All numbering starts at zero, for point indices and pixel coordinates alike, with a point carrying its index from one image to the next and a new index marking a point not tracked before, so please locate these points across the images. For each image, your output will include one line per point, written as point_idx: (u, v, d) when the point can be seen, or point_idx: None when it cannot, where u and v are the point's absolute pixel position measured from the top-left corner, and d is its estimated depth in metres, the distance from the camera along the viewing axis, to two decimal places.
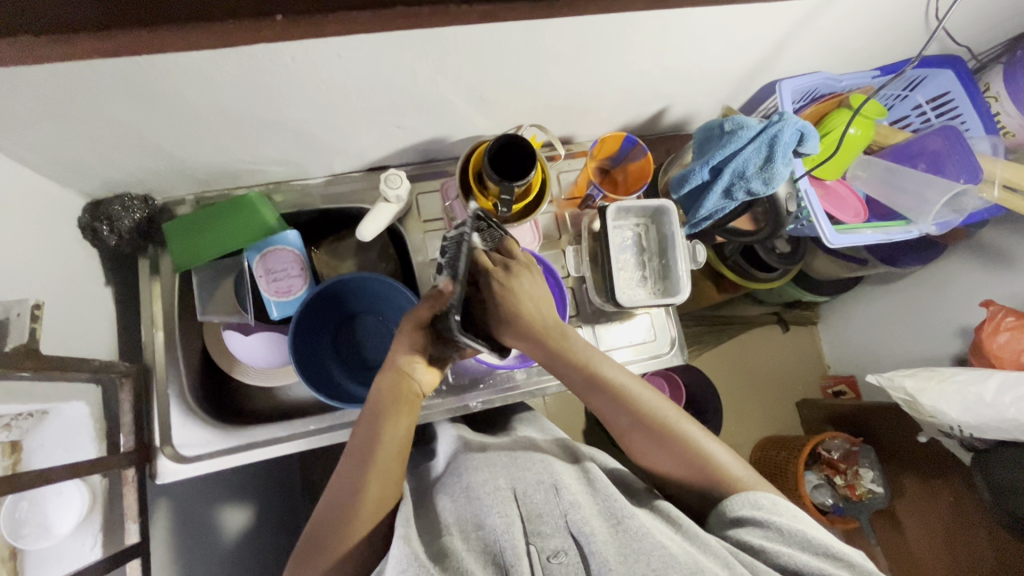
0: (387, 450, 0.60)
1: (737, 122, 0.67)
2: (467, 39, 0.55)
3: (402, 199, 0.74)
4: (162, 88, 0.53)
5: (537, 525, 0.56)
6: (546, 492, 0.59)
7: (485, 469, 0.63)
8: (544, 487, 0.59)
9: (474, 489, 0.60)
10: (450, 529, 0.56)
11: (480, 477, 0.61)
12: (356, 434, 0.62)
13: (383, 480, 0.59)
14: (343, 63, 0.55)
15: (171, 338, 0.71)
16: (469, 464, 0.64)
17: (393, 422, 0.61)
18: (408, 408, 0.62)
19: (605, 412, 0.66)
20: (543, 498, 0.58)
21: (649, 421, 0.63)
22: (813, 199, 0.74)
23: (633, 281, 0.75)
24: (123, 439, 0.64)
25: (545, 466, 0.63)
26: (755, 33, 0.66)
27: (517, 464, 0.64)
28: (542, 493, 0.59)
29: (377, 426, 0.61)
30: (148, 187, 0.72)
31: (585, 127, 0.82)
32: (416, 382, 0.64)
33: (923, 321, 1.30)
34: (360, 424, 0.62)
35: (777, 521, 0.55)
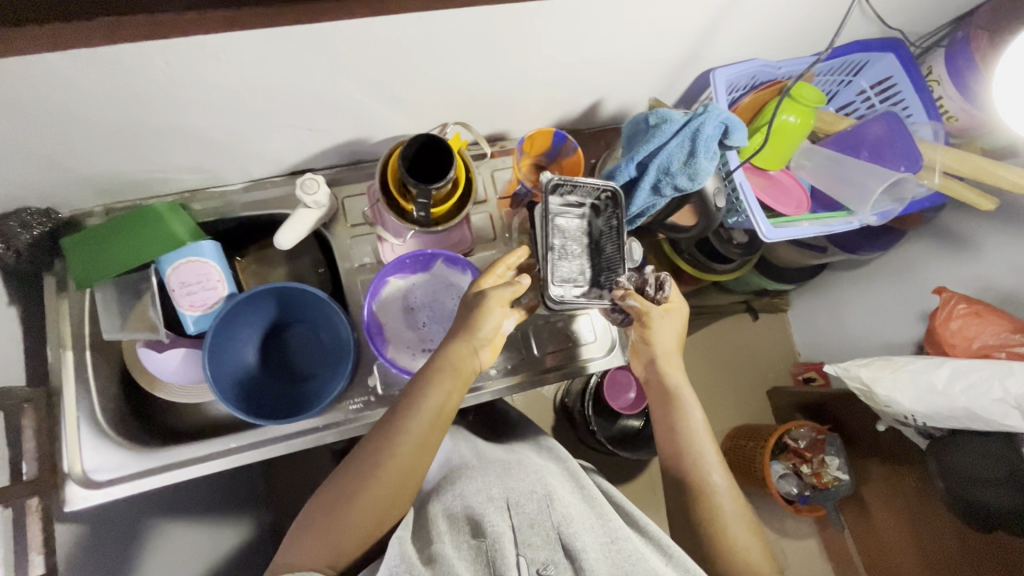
0: (430, 411, 0.60)
1: (660, 116, 0.64)
2: (358, 36, 0.52)
3: (321, 204, 0.71)
4: (27, 98, 0.49)
5: (528, 536, 0.55)
6: (538, 502, 0.58)
7: (479, 480, 0.62)
8: (537, 498, 0.59)
9: (469, 498, 0.59)
10: (442, 536, 0.56)
11: (474, 486, 0.61)
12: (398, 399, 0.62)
13: (417, 454, 0.59)
14: (228, 66, 0.52)
15: (83, 358, 0.68)
16: (463, 476, 0.64)
17: (443, 393, 0.61)
18: (460, 384, 0.62)
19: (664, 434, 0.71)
20: (535, 508, 0.58)
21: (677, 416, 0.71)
22: (748, 194, 0.72)
23: (572, 277, 0.70)
24: (27, 466, 0.61)
25: (538, 478, 0.63)
26: (676, 20, 0.63)
27: (509, 475, 0.63)
28: (533, 503, 0.58)
29: (427, 397, 0.60)
30: (51, 200, 0.68)
31: (517, 122, 0.79)
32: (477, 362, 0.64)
33: (886, 308, 1.29)
34: (408, 386, 0.62)
35: None
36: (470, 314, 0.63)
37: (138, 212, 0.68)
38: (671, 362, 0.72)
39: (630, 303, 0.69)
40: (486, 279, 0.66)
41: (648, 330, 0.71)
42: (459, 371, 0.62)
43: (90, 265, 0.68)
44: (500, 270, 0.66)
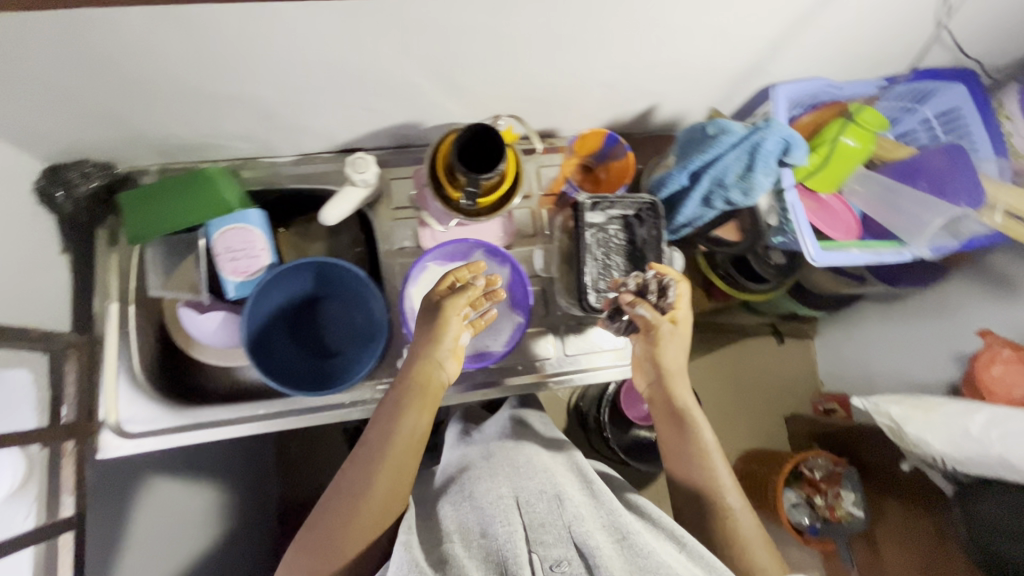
0: (405, 434, 0.60)
1: (720, 126, 0.62)
2: (427, 17, 0.52)
3: (369, 183, 0.71)
4: (105, 53, 0.51)
5: (540, 535, 0.55)
6: (549, 502, 0.58)
7: (489, 479, 0.63)
8: (547, 498, 0.59)
9: (477, 498, 0.59)
10: (453, 536, 0.56)
11: (482, 486, 0.61)
12: (371, 424, 0.62)
13: (395, 475, 0.59)
14: (296, 37, 0.52)
15: (124, 312, 0.70)
16: (472, 473, 0.65)
17: (411, 415, 0.61)
18: (429, 402, 0.63)
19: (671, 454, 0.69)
20: (546, 508, 0.58)
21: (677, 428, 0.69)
22: (799, 212, 0.69)
23: (610, 285, 0.72)
24: (64, 410, 0.63)
25: (548, 476, 0.62)
26: (746, 30, 0.62)
27: (519, 472, 0.63)
28: (544, 503, 0.58)
29: (398, 421, 0.61)
30: (109, 156, 0.70)
31: (568, 121, 0.78)
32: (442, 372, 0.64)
33: (920, 345, 1.25)
34: (378, 414, 0.62)
35: None
36: (431, 323, 0.63)
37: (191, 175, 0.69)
38: (676, 378, 0.70)
39: (641, 311, 0.68)
40: (437, 290, 0.65)
41: (657, 346, 0.70)
42: (425, 388, 0.63)
43: (143, 222, 0.69)
44: (450, 281, 0.65)
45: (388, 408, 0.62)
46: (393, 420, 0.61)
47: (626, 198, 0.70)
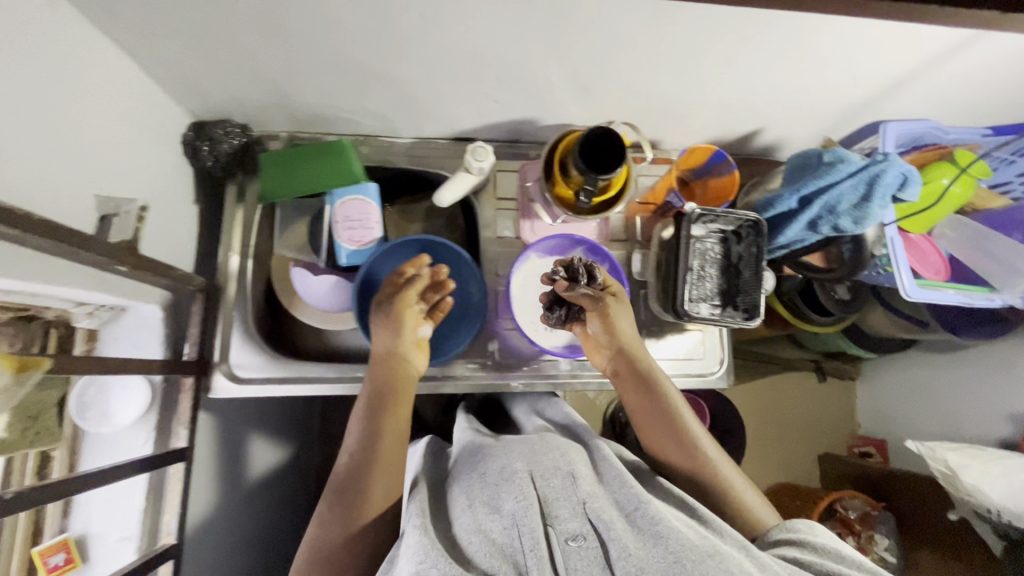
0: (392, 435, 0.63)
1: (836, 155, 0.64)
2: (590, 21, 0.55)
3: (483, 171, 0.74)
4: (293, 23, 0.55)
5: (553, 509, 0.53)
6: (562, 478, 0.56)
7: (502, 456, 0.59)
8: (561, 475, 0.56)
9: (489, 475, 0.57)
10: (465, 512, 0.54)
11: (496, 464, 0.58)
12: (352, 430, 0.64)
13: (390, 465, 0.61)
14: (465, 27, 0.56)
15: (243, 264, 0.74)
16: (488, 451, 0.62)
17: (392, 413, 0.64)
18: (404, 397, 0.66)
19: (657, 442, 0.68)
20: (560, 484, 0.55)
21: (661, 413, 0.67)
22: (897, 248, 0.72)
23: (703, 295, 0.74)
24: (187, 348, 0.67)
25: (562, 454, 0.60)
26: (876, 66, 0.64)
27: (535, 450, 0.60)
28: (558, 479, 0.56)
29: (378, 418, 0.63)
30: (249, 117, 0.74)
31: (674, 134, 0.81)
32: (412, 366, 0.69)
33: (973, 398, 1.24)
34: (361, 409, 0.65)
35: (813, 539, 0.55)
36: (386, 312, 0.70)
37: (322, 145, 0.74)
38: (639, 349, 0.71)
39: (580, 293, 0.69)
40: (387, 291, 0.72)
41: (611, 320, 0.70)
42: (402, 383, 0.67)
43: (275, 184, 0.74)
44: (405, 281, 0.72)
45: (370, 400, 0.65)
46: (377, 415, 0.64)
47: (737, 213, 0.71)
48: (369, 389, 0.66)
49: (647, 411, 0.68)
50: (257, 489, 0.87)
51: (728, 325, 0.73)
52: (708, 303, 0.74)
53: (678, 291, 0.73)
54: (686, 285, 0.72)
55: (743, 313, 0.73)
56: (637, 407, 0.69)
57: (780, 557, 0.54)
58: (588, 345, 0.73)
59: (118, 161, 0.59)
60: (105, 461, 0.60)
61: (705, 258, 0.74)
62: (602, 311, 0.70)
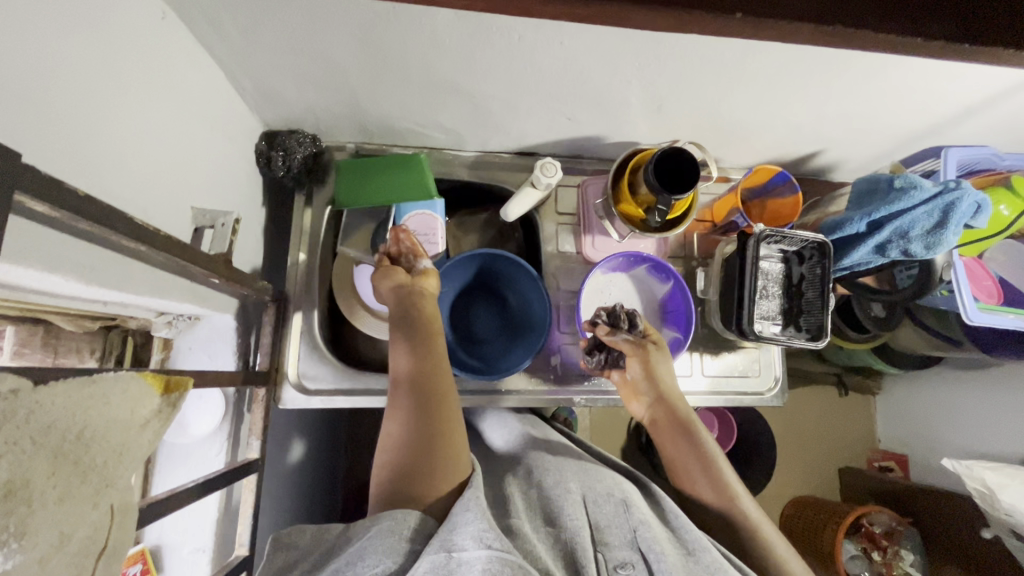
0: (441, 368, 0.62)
1: (909, 181, 0.65)
2: (686, 48, 0.56)
3: (549, 187, 0.75)
4: (390, 41, 0.55)
5: (604, 535, 0.57)
6: (616, 505, 0.61)
7: (560, 475, 0.65)
8: (615, 502, 0.61)
9: (548, 491, 0.62)
10: (519, 515, 0.57)
11: (554, 482, 0.63)
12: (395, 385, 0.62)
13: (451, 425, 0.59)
14: (561, 51, 0.57)
15: (310, 275, 0.75)
16: (543, 466, 0.67)
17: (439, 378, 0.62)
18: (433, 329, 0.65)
19: (684, 477, 0.68)
20: (613, 510, 0.60)
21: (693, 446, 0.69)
22: (960, 273, 0.73)
23: (766, 314, 0.75)
24: (259, 359, 0.67)
25: (617, 485, 0.65)
26: (950, 96, 0.65)
27: (589, 475, 0.66)
28: (611, 505, 0.61)
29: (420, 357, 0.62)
30: (319, 128, 0.74)
31: (734, 154, 0.82)
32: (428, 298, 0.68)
33: (1001, 418, 1.25)
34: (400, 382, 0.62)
35: None
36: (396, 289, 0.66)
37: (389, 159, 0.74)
38: (675, 399, 0.72)
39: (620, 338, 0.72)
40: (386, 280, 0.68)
41: (648, 363, 0.72)
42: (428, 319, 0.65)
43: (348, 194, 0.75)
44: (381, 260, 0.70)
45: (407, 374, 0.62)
46: (424, 383, 0.61)
47: (800, 233, 0.71)
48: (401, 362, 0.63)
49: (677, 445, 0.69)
50: (309, 499, 0.87)
51: (794, 345, 0.73)
52: (773, 321, 0.75)
53: (743, 310, 0.73)
54: (752, 303, 0.73)
55: (805, 333, 0.74)
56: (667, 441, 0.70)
57: None
58: (625, 391, 0.75)
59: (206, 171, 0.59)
60: (182, 473, 0.61)
61: (769, 277, 0.75)
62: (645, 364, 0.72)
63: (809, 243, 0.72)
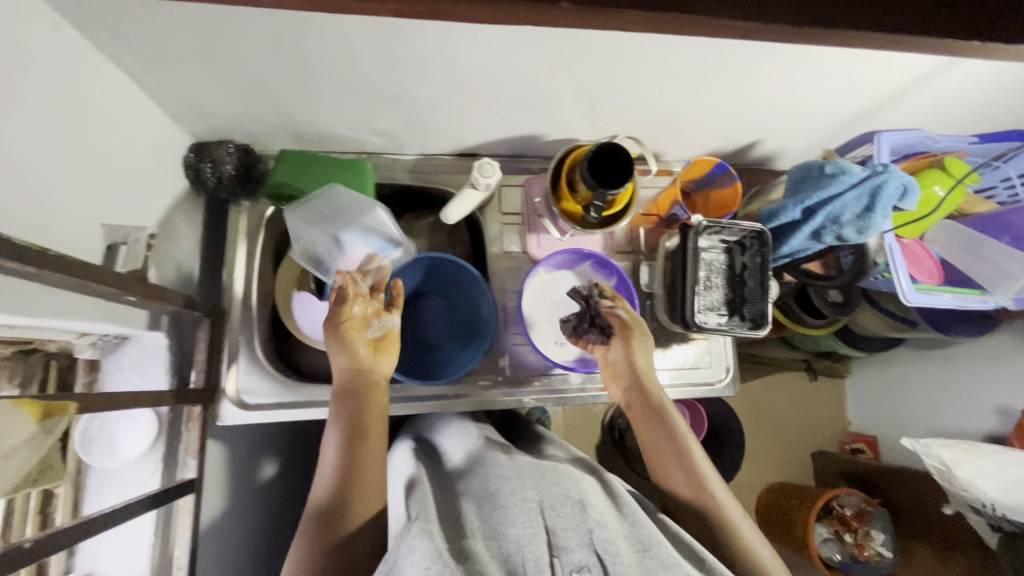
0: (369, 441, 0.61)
1: (839, 167, 0.66)
2: (604, 43, 0.56)
3: (490, 188, 0.74)
4: (301, 47, 0.54)
5: (561, 539, 0.53)
6: (572, 507, 0.57)
7: (514, 479, 0.60)
8: (572, 503, 0.57)
9: (501, 498, 0.57)
10: (473, 533, 0.54)
11: (508, 487, 0.58)
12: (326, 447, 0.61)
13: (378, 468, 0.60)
14: (479, 50, 0.56)
15: (248, 287, 0.73)
16: (496, 471, 0.62)
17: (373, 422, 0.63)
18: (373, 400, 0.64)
19: (660, 465, 0.68)
20: (570, 513, 0.56)
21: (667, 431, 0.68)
22: (895, 255, 0.73)
23: (711, 306, 0.75)
24: (194, 376, 0.66)
25: (574, 484, 0.61)
26: (875, 82, 0.66)
27: (545, 477, 0.61)
28: (568, 507, 0.57)
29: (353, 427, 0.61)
30: (251, 137, 0.73)
31: (676, 147, 0.83)
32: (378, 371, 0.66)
33: (964, 396, 1.27)
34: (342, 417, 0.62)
35: None
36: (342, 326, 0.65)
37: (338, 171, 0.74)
38: (651, 382, 0.70)
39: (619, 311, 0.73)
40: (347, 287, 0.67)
41: (630, 344, 0.71)
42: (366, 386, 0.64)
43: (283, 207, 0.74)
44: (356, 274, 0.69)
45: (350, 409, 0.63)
46: (359, 427, 0.62)
47: (739, 223, 0.72)
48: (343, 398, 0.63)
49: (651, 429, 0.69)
50: (265, 515, 0.85)
51: (737, 335, 0.74)
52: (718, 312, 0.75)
53: (687, 301, 0.73)
54: (695, 294, 0.73)
55: (749, 323, 0.74)
56: (644, 424, 0.69)
57: None
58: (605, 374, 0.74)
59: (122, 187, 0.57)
60: (112, 498, 0.59)
61: (712, 268, 0.75)
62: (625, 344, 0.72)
63: (746, 233, 0.73)
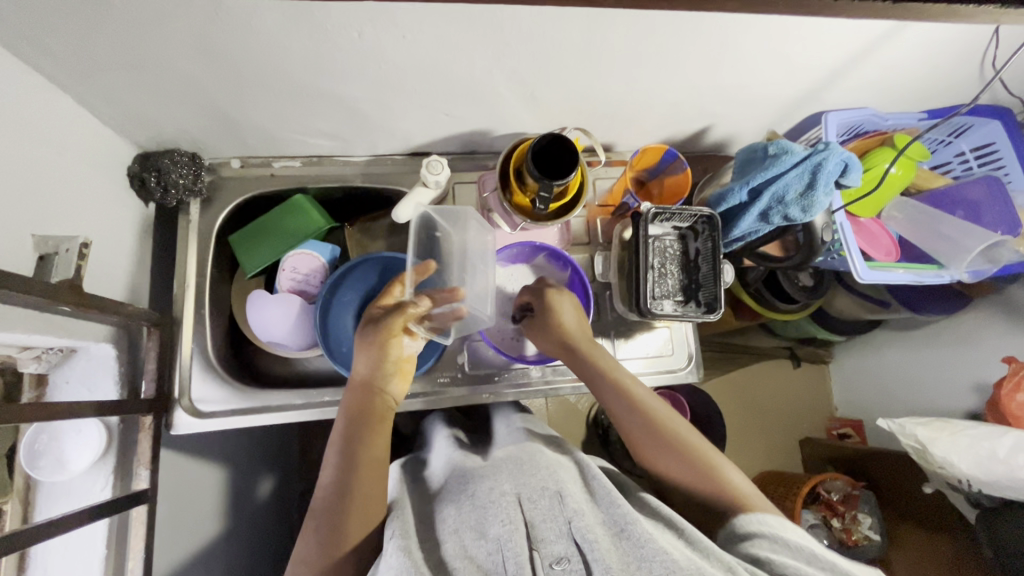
0: (367, 453, 0.60)
1: (781, 146, 0.67)
2: (529, 31, 0.56)
3: (441, 186, 0.75)
4: (229, 48, 0.54)
5: (540, 532, 0.53)
6: (550, 499, 0.56)
7: (490, 476, 0.60)
8: (549, 494, 0.57)
9: (478, 497, 0.56)
10: (450, 537, 0.54)
11: (485, 485, 0.58)
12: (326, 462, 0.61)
13: (367, 479, 0.59)
14: (406, 44, 0.56)
15: (201, 296, 0.74)
16: (476, 472, 0.61)
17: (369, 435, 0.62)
18: (379, 422, 0.63)
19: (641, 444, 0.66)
20: (547, 504, 0.56)
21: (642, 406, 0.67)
22: (848, 234, 0.74)
23: (666, 292, 0.74)
24: (145, 385, 0.66)
25: (551, 474, 0.60)
26: (811, 61, 0.66)
27: (522, 471, 0.61)
28: (545, 499, 0.56)
29: (352, 443, 0.61)
30: (198, 146, 0.73)
31: (627, 137, 0.83)
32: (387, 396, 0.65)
33: (934, 376, 1.20)
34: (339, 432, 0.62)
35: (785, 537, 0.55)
36: (378, 341, 0.64)
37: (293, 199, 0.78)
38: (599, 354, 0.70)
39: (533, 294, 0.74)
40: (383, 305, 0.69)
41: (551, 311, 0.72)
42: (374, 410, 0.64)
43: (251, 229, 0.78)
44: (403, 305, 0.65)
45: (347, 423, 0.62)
46: (353, 440, 0.61)
47: (691, 208, 0.71)
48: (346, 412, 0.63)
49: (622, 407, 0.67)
50: (239, 525, 0.85)
51: (690, 320, 0.73)
52: (671, 299, 0.75)
53: (639, 288, 0.73)
54: (647, 281, 0.73)
55: (703, 308, 0.73)
56: (613, 405, 0.68)
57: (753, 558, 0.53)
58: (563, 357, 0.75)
59: (56, 197, 0.57)
60: (61, 511, 0.59)
61: (665, 255, 0.75)
62: (544, 302, 0.72)
63: (698, 217, 0.73)
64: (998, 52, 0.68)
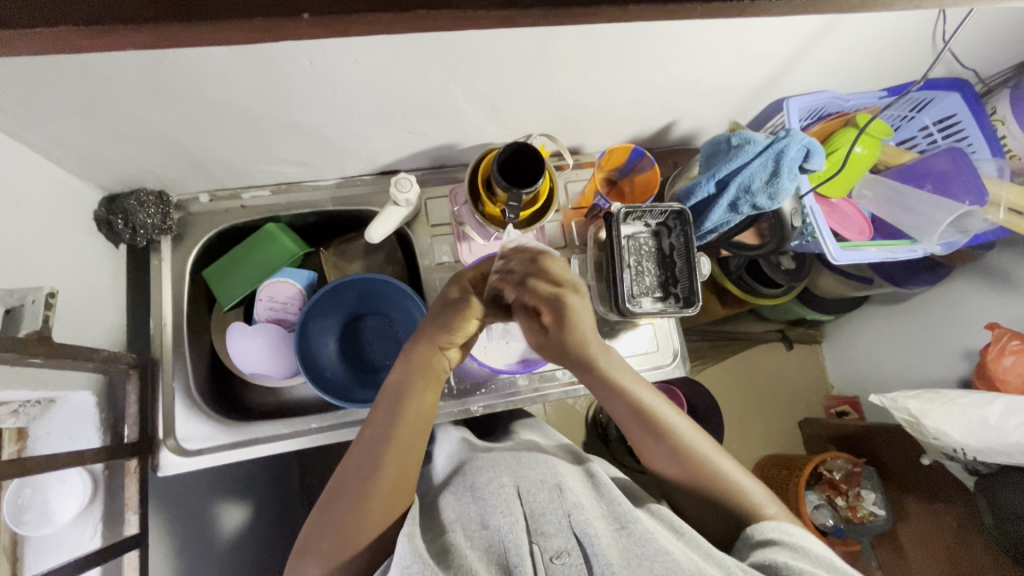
0: (411, 420, 0.60)
1: (743, 137, 0.68)
2: (479, 46, 0.56)
3: (410, 203, 0.74)
4: (181, 86, 0.54)
5: (540, 524, 0.53)
6: (550, 492, 0.56)
7: (489, 468, 0.61)
8: (549, 487, 0.57)
9: (479, 489, 0.57)
10: (453, 526, 0.54)
11: (485, 477, 0.59)
12: (375, 412, 0.61)
13: (400, 463, 0.58)
14: (359, 67, 0.56)
15: (179, 335, 0.74)
16: (475, 464, 0.62)
17: (417, 397, 0.61)
18: (433, 383, 0.63)
19: (643, 443, 0.66)
20: (547, 497, 0.56)
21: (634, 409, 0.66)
22: (817, 216, 0.76)
23: (644, 290, 0.74)
24: (127, 429, 0.65)
25: (549, 467, 0.61)
26: (764, 53, 0.67)
27: (521, 464, 0.62)
28: (545, 492, 0.56)
29: (401, 400, 0.60)
30: (164, 184, 0.73)
31: (593, 138, 0.83)
32: (444, 359, 0.64)
33: (922, 347, 1.21)
34: (380, 400, 0.62)
35: (803, 545, 0.53)
36: (448, 317, 0.63)
37: (257, 234, 0.77)
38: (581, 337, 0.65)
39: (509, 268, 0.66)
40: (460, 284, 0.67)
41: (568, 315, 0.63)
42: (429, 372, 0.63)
43: (221, 267, 0.78)
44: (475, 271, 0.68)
45: (395, 388, 0.62)
46: (401, 402, 0.60)
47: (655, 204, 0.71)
48: (392, 378, 0.63)
49: (611, 402, 0.67)
50: (235, 561, 0.84)
51: (671, 316, 0.72)
52: (651, 296, 0.74)
53: (618, 288, 0.71)
54: (625, 280, 0.72)
55: (682, 302, 0.72)
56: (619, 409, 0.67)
57: (767, 560, 0.51)
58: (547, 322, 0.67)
59: (19, 250, 0.57)
60: (53, 564, 0.57)
61: (641, 253, 0.75)
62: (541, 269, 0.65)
63: (665, 213, 0.73)
64: (946, 28, 0.69)
